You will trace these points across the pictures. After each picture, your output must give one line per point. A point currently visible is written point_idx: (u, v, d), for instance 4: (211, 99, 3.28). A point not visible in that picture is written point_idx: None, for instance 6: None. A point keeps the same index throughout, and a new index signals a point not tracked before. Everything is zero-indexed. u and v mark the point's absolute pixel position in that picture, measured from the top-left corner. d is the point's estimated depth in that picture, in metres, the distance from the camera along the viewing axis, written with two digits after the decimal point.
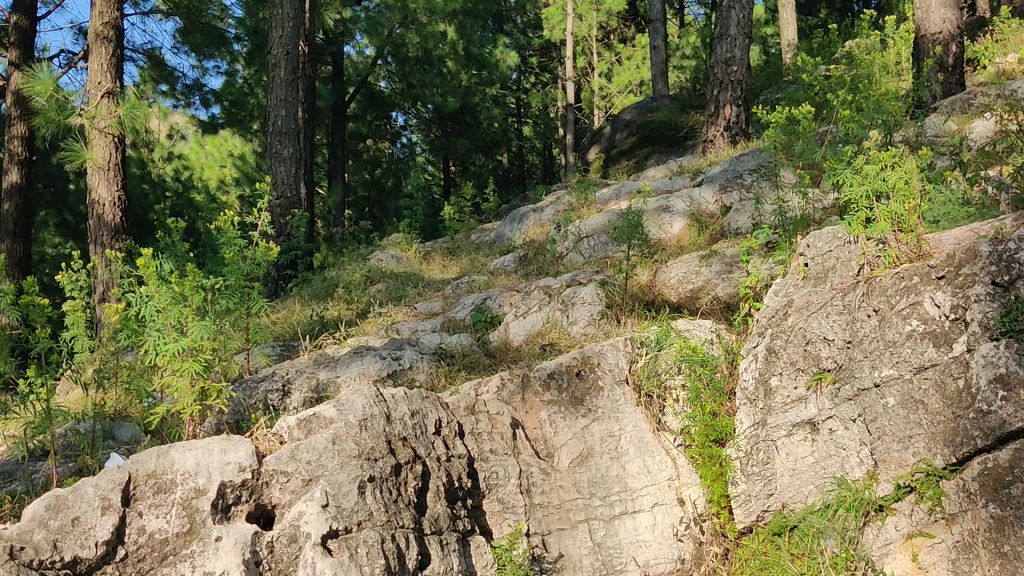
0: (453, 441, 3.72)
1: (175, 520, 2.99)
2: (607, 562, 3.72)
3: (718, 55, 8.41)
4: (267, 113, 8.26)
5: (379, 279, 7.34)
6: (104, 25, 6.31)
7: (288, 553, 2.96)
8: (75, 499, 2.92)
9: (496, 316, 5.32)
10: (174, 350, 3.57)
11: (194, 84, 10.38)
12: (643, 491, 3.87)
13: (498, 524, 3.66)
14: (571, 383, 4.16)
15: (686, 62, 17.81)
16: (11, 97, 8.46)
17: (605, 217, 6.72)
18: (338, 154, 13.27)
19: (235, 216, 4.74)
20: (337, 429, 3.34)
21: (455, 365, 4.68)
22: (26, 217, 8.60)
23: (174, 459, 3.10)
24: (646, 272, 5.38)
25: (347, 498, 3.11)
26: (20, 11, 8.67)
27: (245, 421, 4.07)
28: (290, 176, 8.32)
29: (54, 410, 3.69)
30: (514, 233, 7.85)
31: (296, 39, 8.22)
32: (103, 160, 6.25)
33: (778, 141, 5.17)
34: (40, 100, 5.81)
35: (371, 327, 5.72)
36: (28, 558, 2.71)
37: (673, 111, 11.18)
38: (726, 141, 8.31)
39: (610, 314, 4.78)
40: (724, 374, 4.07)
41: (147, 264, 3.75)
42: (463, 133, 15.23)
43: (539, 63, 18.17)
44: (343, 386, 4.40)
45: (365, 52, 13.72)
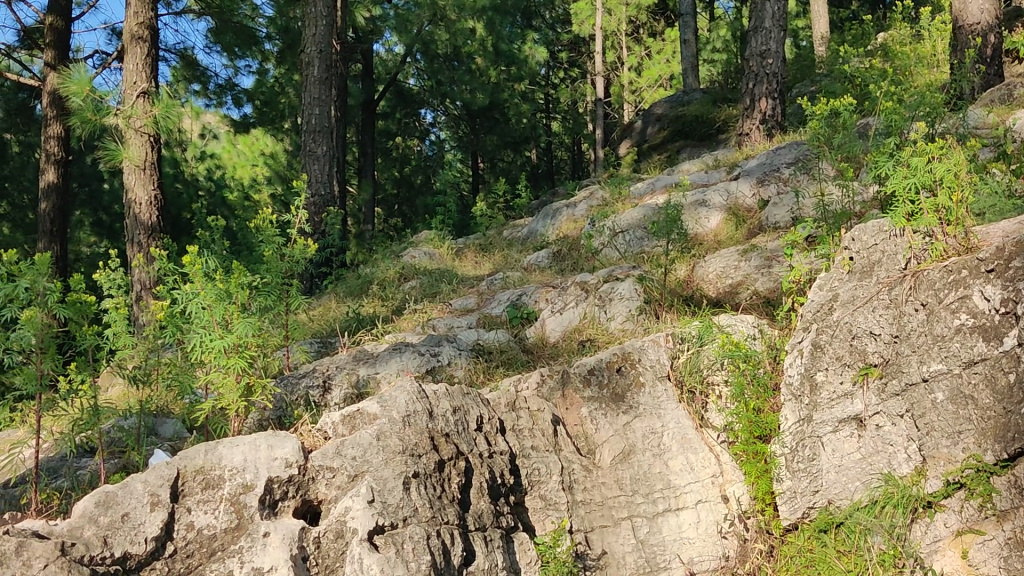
0: (494, 438, 3.70)
1: (223, 516, 3.01)
2: (650, 560, 3.69)
3: (753, 48, 8.33)
4: (301, 111, 8.30)
5: (413, 275, 7.35)
6: (139, 25, 6.36)
7: (335, 548, 2.96)
8: (124, 496, 2.94)
9: (532, 313, 5.29)
10: (220, 347, 3.60)
11: (226, 84, 10.45)
12: (686, 488, 3.81)
13: (541, 521, 3.64)
14: (611, 380, 4.12)
15: (717, 56, 17.72)
16: (47, 98, 8.55)
17: (640, 212, 6.68)
18: (368, 152, 13.29)
19: (274, 215, 4.75)
20: (380, 426, 3.34)
21: (493, 362, 4.66)
22: (62, 217, 8.68)
23: (222, 455, 3.12)
24: (684, 267, 5.35)
25: (392, 494, 3.11)
26: (55, 12, 8.76)
27: (288, 417, 4.07)
28: (323, 174, 8.35)
29: (101, 408, 3.73)
30: (547, 229, 7.82)
31: (329, 38, 8.24)
32: (139, 159, 6.30)
33: (821, 135, 4.97)
34: (76, 100, 5.74)
35: (407, 324, 5.73)
36: (79, 554, 2.73)
37: (705, 105, 11.05)
38: (762, 135, 8.24)
39: (649, 310, 4.75)
40: (767, 370, 4.03)
41: (193, 261, 3.79)
42: (492, 129, 15.24)
43: (568, 58, 18.13)
44: (383, 383, 4.42)
45: (395, 50, 13.74)
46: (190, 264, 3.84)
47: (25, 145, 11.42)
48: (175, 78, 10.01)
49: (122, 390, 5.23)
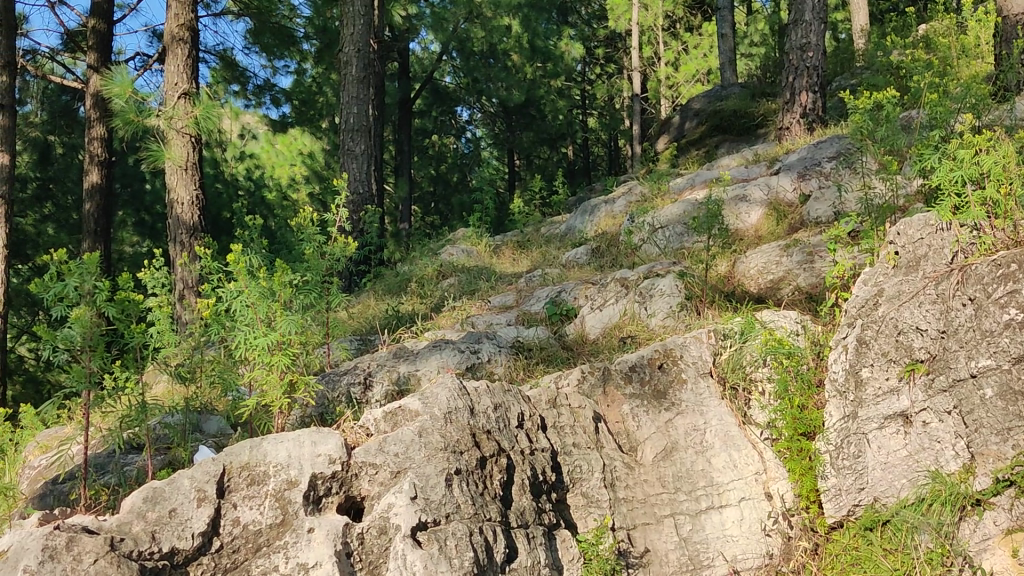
0: (536, 435, 3.70)
1: (269, 511, 3.03)
2: (693, 558, 3.66)
3: (793, 41, 8.23)
4: (340, 110, 8.34)
5: (451, 272, 7.36)
6: (180, 26, 6.42)
7: (378, 544, 2.97)
8: (171, 492, 2.98)
9: (571, 309, 5.28)
10: (265, 344, 3.64)
11: (265, 84, 10.54)
12: (729, 485, 3.76)
13: (583, 518, 3.64)
14: (653, 376, 4.10)
15: (755, 50, 17.61)
16: (90, 100, 8.68)
17: (679, 207, 6.64)
18: (404, 151, 13.34)
19: (314, 213, 4.77)
20: (422, 423, 3.34)
21: (533, 359, 4.66)
22: (106, 217, 8.82)
23: (267, 451, 3.15)
24: (725, 263, 5.29)
25: (435, 490, 3.11)
26: (98, 15, 8.88)
27: (330, 414, 4.11)
28: (362, 172, 8.39)
29: (148, 405, 3.78)
30: (585, 225, 7.80)
31: (367, 37, 8.28)
32: (181, 160, 6.36)
33: (864, 127, 4.87)
34: (118, 103, 5.80)
35: (446, 322, 5.74)
36: (128, 549, 2.77)
37: (743, 100, 10.94)
38: (802, 129, 8.15)
39: (690, 307, 4.71)
40: (810, 366, 3.96)
41: (238, 259, 3.83)
42: (529, 126, 15.27)
43: (605, 53, 18.05)
44: (423, 380, 4.43)
45: (431, 48, 13.78)
46: (234, 262, 3.89)
47: (69, 147, 11.63)
48: (215, 80, 10.13)
49: (167, 386, 5.31)
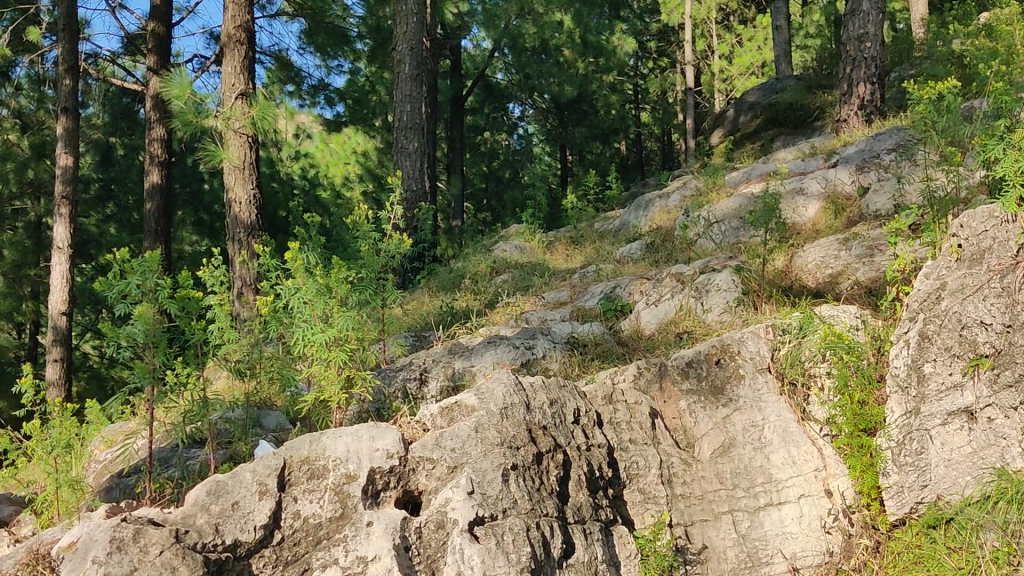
0: (592, 430, 3.70)
1: (328, 505, 3.07)
2: (752, 555, 3.63)
3: (850, 32, 8.10)
4: (393, 108, 8.40)
5: (504, 268, 7.37)
6: (236, 28, 6.52)
7: (436, 538, 2.99)
8: (234, 485, 3.04)
9: (626, 305, 5.25)
10: (322, 340, 3.69)
11: (320, 84, 10.65)
12: (788, 482, 3.72)
13: (640, 514, 3.62)
14: (710, 372, 4.06)
15: (811, 41, 17.41)
16: (150, 102, 8.88)
17: (736, 201, 6.56)
18: (457, 148, 13.39)
19: (369, 210, 4.80)
20: (479, 419, 3.36)
21: (589, 355, 4.65)
22: (166, 217, 8.99)
23: (326, 446, 3.19)
24: (782, 257, 5.24)
25: (492, 485, 3.12)
26: (157, 18, 9.05)
27: (386, 409, 4.15)
28: (415, 170, 8.43)
29: (210, 399, 3.85)
30: (639, 220, 7.76)
31: (420, 35, 8.33)
32: (239, 160, 6.46)
33: (928, 117, 4.76)
34: (176, 104, 5.89)
35: (500, 318, 5.75)
36: (192, 541, 2.82)
37: (800, 92, 10.77)
38: (860, 121, 8.01)
39: (747, 302, 4.66)
40: (871, 361, 3.90)
41: (295, 256, 3.89)
42: (581, 121, 15.30)
43: (657, 47, 17.92)
44: (478, 375, 4.44)
45: (483, 45, 13.82)
46: (292, 260, 3.95)
47: (129, 148, 12.27)
48: (270, 80, 10.32)
49: (226, 381, 5.42)
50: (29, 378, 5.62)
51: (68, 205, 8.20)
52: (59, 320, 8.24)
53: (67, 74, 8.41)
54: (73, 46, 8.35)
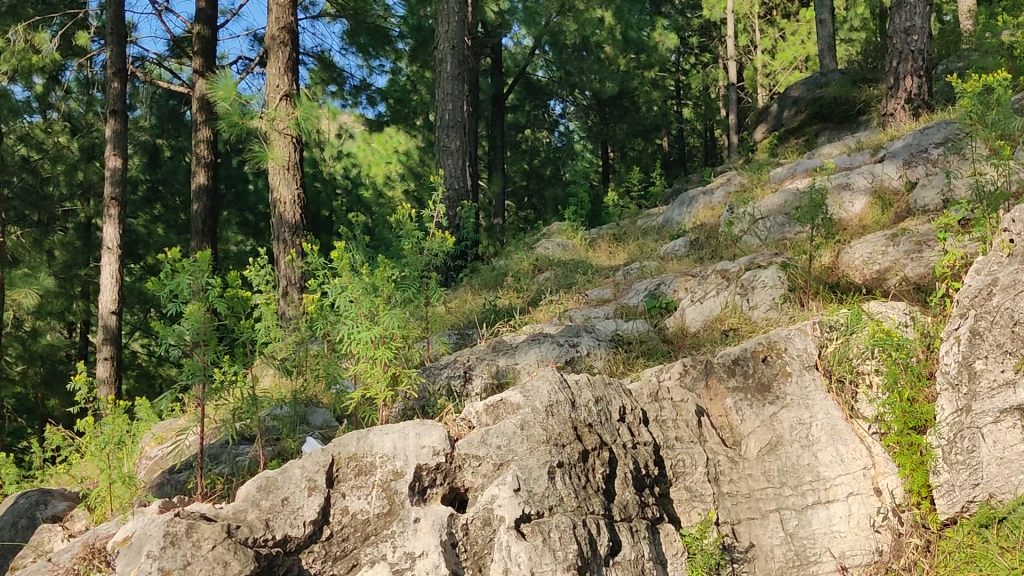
0: (638, 428, 3.69)
1: (376, 501, 3.10)
2: (799, 554, 3.60)
3: (897, 25, 7.98)
4: (435, 108, 8.44)
5: (547, 266, 7.36)
6: (280, 29, 6.58)
7: (482, 535, 3.01)
8: (284, 482, 3.09)
9: (671, 302, 5.24)
10: (369, 337, 3.71)
11: (362, 84, 10.74)
12: (836, 480, 3.69)
13: (687, 512, 3.61)
14: (757, 369, 4.03)
15: (855, 35, 17.22)
16: (197, 104, 9.01)
17: (781, 197, 6.50)
18: (498, 146, 13.42)
19: (412, 209, 4.81)
20: (525, 416, 3.37)
21: (633, 352, 4.64)
22: (212, 218, 9.11)
23: (373, 443, 3.22)
24: (829, 254, 5.19)
25: (538, 482, 3.13)
26: (203, 21, 9.18)
27: (431, 407, 4.16)
28: (457, 168, 8.44)
29: (259, 397, 3.91)
30: (683, 217, 7.72)
31: (462, 34, 8.37)
32: (284, 160, 6.53)
33: (974, 111, 4.71)
34: (222, 105, 5.96)
35: (543, 315, 5.76)
36: (244, 535, 2.87)
37: (845, 86, 10.64)
38: (907, 115, 7.90)
39: (793, 299, 4.63)
40: (921, 358, 3.84)
41: (341, 255, 3.93)
42: (623, 118, 15.15)
43: (699, 42, 17.80)
44: (522, 373, 4.46)
45: (524, 43, 13.84)
46: (339, 259, 4.00)
47: (175, 150, 12.55)
48: (313, 81, 10.53)
49: (273, 380, 5.49)
50: (83, 376, 5.75)
51: (117, 206, 8.35)
52: (110, 319, 8.40)
53: (115, 78, 8.55)
54: (120, 49, 8.49)
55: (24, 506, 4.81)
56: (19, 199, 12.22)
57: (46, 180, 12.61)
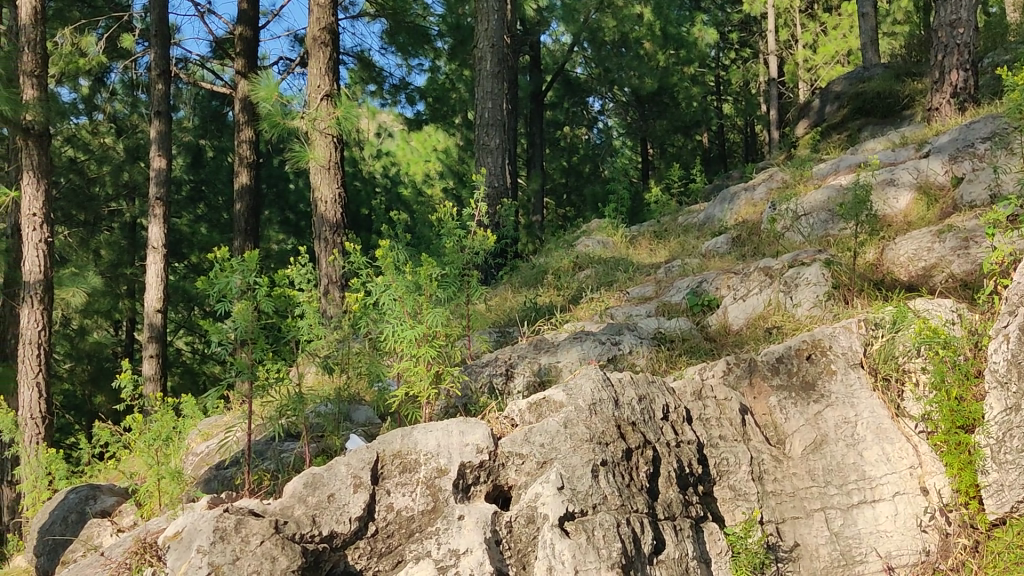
0: (681, 427, 3.68)
1: (420, 498, 3.13)
2: (845, 553, 3.57)
3: (942, 18, 7.85)
4: (475, 106, 8.46)
5: (587, 264, 7.35)
6: (321, 30, 6.63)
7: (527, 533, 3.02)
8: (330, 478, 3.12)
9: (713, 300, 5.21)
10: (412, 336, 3.74)
11: (401, 84, 10.80)
12: (882, 479, 3.65)
13: (730, 511, 3.59)
14: (801, 367, 4.00)
15: (898, 28, 17.01)
16: (240, 105, 9.12)
17: (824, 193, 6.43)
18: (537, 143, 13.43)
19: (454, 208, 4.83)
20: (567, 414, 3.37)
21: (676, 350, 4.62)
22: (255, 217, 9.22)
23: (417, 440, 3.25)
24: (873, 250, 5.14)
25: (582, 481, 3.13)
26: (245, 22, 9.29)
27: (473, 404, 4.18)
28: (497, 166, 8.45)
29: (304, 394, 3.97)
30: (725, 214, 7.68)
31: (501, 32, 8.38)
32: (325, 159, 6.58)
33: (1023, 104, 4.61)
34: (264, 106, 6.03)
35: (584, 313, 5.76)
36: (291, 531, 2.91)
37: (887, 80, 10.50)
38: (953, 109, 7.78)
39: (838, 296, 4.58)
40: (968, 357, 3.76)
41: (385, 254, 3.96)
42: (662, 114, 15.04)
43: (739, 38, 17.67)
44: (564, 371, 4.47)
45: (562, 40, 13.83)
46: (382, 258, 4.03)
47: (218, 151, 12.73)
48: (353, 81, 10.56)
49: (315, 377, 5.56)
50: (129, 374, 5.87)
51: (161, 206, 8.47)
52: (155, 317, 8.53)
53: (159, 79, 8.68)
54: (164, 51, 8.62)
55: (74, 500, 4.93)
56: (66, 200, 12.53)
57: (92, 180, 12.83)
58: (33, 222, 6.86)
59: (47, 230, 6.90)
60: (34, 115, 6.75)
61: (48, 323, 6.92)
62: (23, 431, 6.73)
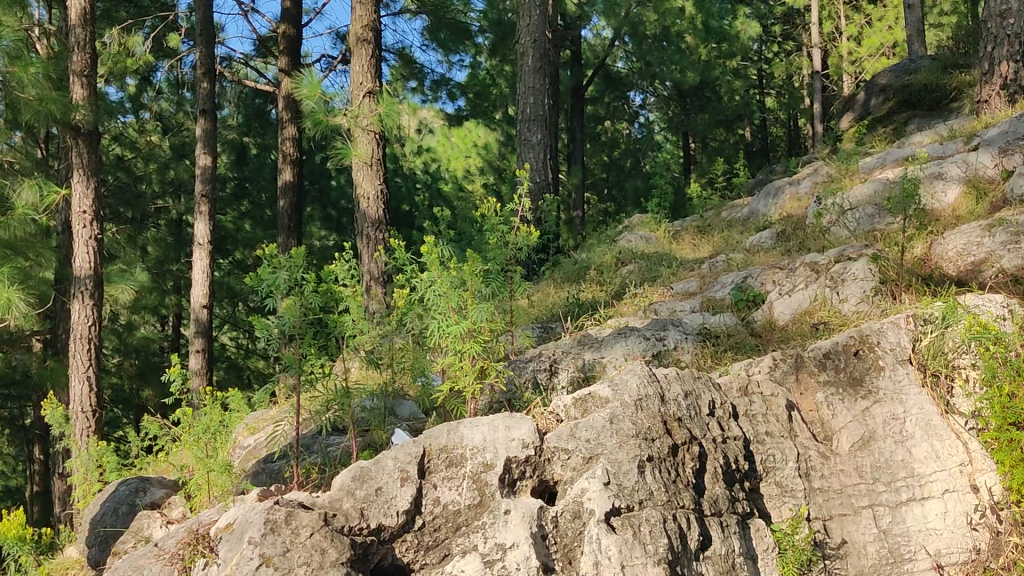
0: (728, 423, 3.66)
1: (467, 492, 3.15)
2: (894, 550, 3.52)
3: (992, 9, 7.73)
4: (516, 102, 8.48)
5: (630, 259, 7.33)
6: (363, 28, 6.69)
7: (573, 528, 3.02)
8: (377, 472, 3.16)
9: (758, 295, 5.19)
10: (458, 331, 3.76)
11: (442, 79, 10.86)
12: (932, 476, 3.63)
13: (778, 507, 3.56)
14: (849, 364, 3.95)
15: (945, 20, 16.77)
16: (283, 102, 9.22)
17: (871, 187, 6.37)
18: (578, 138, 13.40)
19: (497, 204, 4.85)
20: (613, 410, 3.37)
21: (721, 346, 4.60)
22: (298, 213, 9.32)
23: (463, 435, 3.28)
24: (921, 245, 5.07)
25: (628, 476, 3.14)
26: (288, 20, 9.38)
27: (517, 400, 4.20)
28: (539, 162, 8.44)
29: (351, 388, 4.01)
30: (769, 209, 7.63)
31: (542, 27, 8.39)
32: (367, 156, 6.64)
33: None
34: (307, 104, 6.09)
35: (628, 309, 5.75)
36: (340, 524, 2.94)
37: (934, 72, 10.37)
38: (1003, 102, 7.65)
39: (885, 291, 4.54)
40: (1018, 353, 3.69)
41: (430, 250, 3.98)
42: (704, 108, 14.83)
43: (783, 30, 17.51)
44: (609, 366, 4.47)
45: (603, 34, 13.80)
46: (427, 253, 4.05)
47: (262, 148, 12.92)
48: (393, 77, 10.60)
49: (358, 372, 5.62)
50: (177, 368, 5.99)
51: (207, 203, 8.59)
52: (202, 313, 8.65)
53: (204, 77, 8.80)
54: (209, 50, 8.74)
55: (125, 493, 5.03)
56: (115, 197, 12.68)
57: (139, 178, 13.03)
58: (83, 219, 6.98)
59: (97, 227, 7.02)
60: (84, 115, 6.88)
61: (98, 318, 7.06)
62: (74, 423, 6.86)
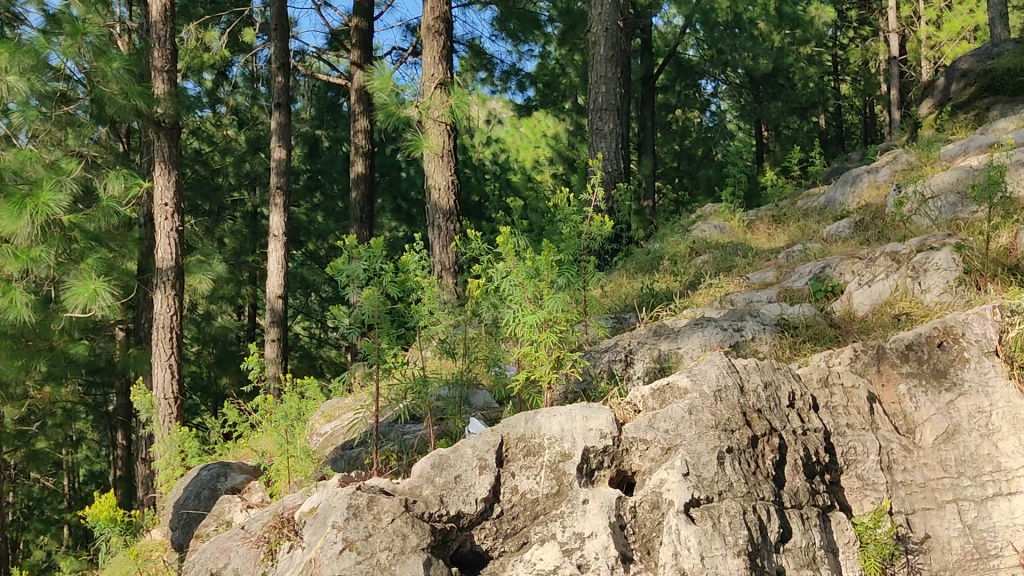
0: (808, 414, 3.63)
1: (545, 481, 3.18)
2: (979, 546, 3.45)
3: None
4: (589, 89, 8.43)
5: (704, 249, 7.27)
6: (434, 19, 6.73)
7: (651, 518, 3.02)
8: (456, 459, 3.21)
9: (837, 286, 5.10)
10: (534, 321, 3.78)
11: (512, 70, 10.92)
12: (1019, 471, 3.52)
13: (859, 501, 3.51)
14: (932, 355, 3.89)
15: None
16: (355, 94, 9.31)
17: (953, 174, 6.19)
18: (648, 127, 13.29)
19: (571, 193, 4.83)
20: (692, 401, 3.36)
21: (800, 337, 4.54)
22: (370, 204, 9.45)
23: (541, 424, 3.30)
24: (1008, 233, 4.90)
25: (707, 468, 3.13)
26: (360, 14, 9.48)
27: (592, 390, 4.20)
28: (611, 151, 8.41)
29: (428, 376, 4.06)
30: (847, 197, 7.50)
31: (615, 15, 8.31)
32: (438, 147, 6.69)
33: None
34: (379, 96, 6.16)
35: (703, 299, 5.71)
36: (420, 510, 3.00)
37: (1019, 56, 10.04)
38: None
39: (969, 281, 4.43)
40: None
41: (505, 240, 4.01)
42: (777, 95, 14.63)
43: (858, 15, 17.10)
44: (684, 357, 4.45)
45: (672, 23, 13.67)
46: (503, 243, 4.09)
47: (335, 141, 13.33)
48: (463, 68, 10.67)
49: (430, 362, 5.69)
50: (255, 356, 6.13)
51: (282, 195, 8.74)
52: (277, 302, 8.82)
53: (279, 71, 8.94)
54: (283, 44, 8.88)
55: (207, 477, 5.16)
56: (193, 190, 12.97)
57: (216, 171, 13.32)
58: (165, 211, 7.14)
59: (177, 219, 7.17)
60: (165, 109, 7.04)
61: (179, 307, 7.22)
62: (159, 409, 7.08)
